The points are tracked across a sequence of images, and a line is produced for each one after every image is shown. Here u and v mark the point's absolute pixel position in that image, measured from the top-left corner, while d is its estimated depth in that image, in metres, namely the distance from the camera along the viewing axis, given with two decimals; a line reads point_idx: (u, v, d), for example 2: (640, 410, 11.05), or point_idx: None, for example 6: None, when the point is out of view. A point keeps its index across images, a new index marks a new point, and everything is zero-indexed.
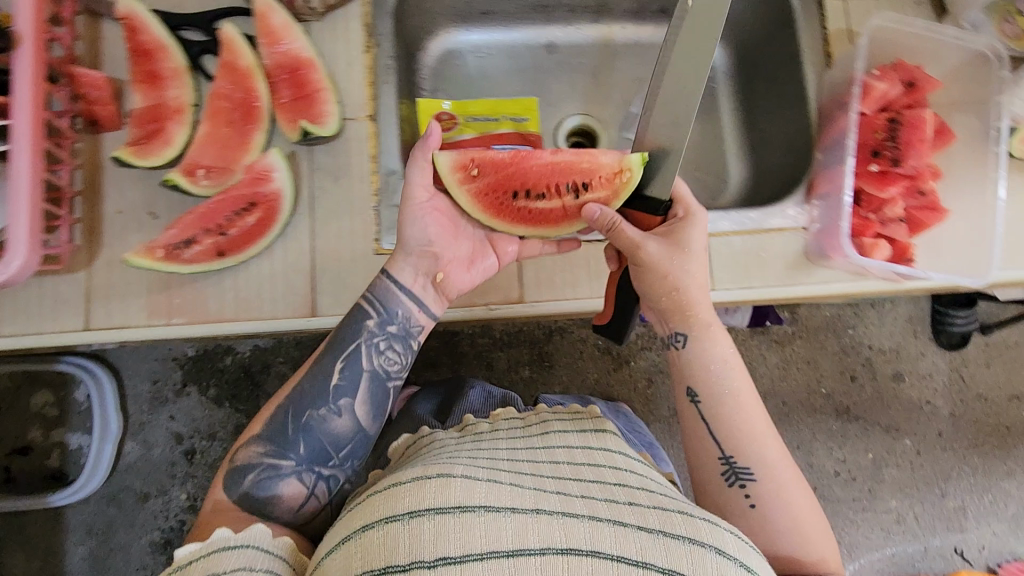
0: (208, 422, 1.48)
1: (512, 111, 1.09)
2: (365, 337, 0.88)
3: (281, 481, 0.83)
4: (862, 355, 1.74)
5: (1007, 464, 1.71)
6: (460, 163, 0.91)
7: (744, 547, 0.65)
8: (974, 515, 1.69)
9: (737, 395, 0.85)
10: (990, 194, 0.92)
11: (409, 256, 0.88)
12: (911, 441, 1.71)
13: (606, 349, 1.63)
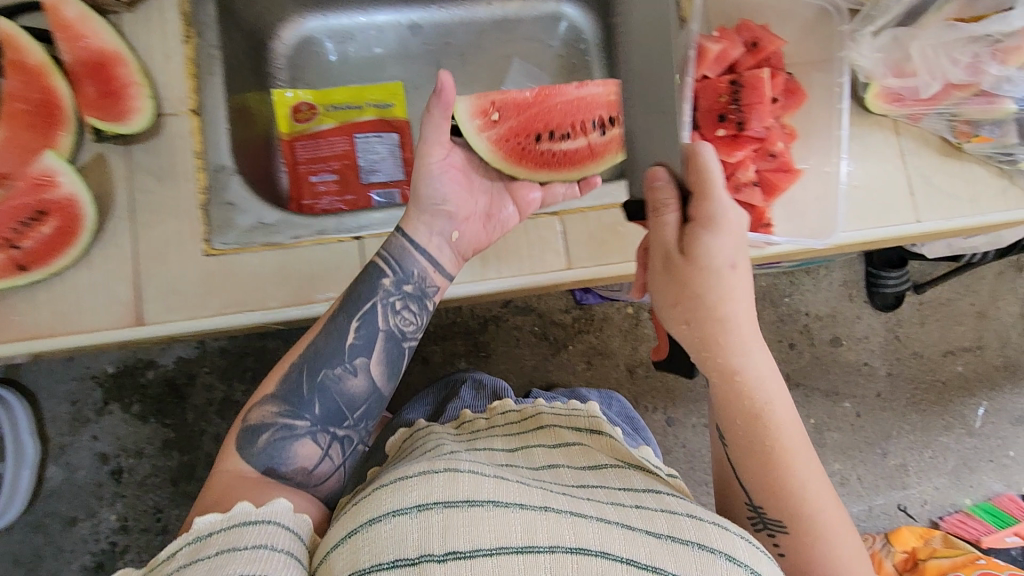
0: (134, 440, 1.43)
1: (375, 97, 1.11)
2: (381, 296, 0.85)
3: (295, 442, 0.78)
4: (799, 323, 1.74)
5: (944, 419, 1.74)
6: (481, 112, 1.00)
7: (764, 560, 0.59)
8: (915, 471, 1.71)
9: (786, 442, 0.72)
10: (835, 155, 0.87)
11: (423, 212, 0.88)
12: (851, 404, 1.73)
13: (542, 334, 1.61)
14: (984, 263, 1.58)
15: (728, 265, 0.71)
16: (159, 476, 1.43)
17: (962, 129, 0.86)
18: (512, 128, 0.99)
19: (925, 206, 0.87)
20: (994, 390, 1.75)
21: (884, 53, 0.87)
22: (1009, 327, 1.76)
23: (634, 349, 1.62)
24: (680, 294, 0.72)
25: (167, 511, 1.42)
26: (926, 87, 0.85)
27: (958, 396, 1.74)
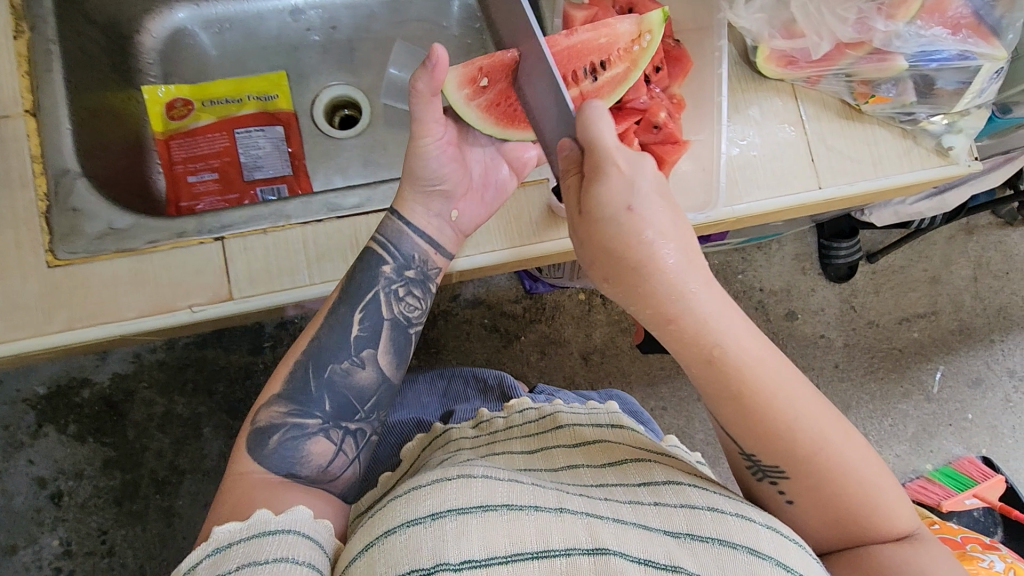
0: (72, 461, 1.35)
1: (260, 87, 0.76)
2: (383, 284, 0.61)
3: (309, 443, 0.57)
4: (753, 299, 1.47)
5: (902, 387, 1.46)
6: (463, 80, 0.61)
7: (792, 549, 0.50)
8: (876, 441, 1.44)
9: (759, 378, 0.52)
10: (715, 124, 0.66)
11: (424, 189, 0.61)
12: (809, 376, 1.45)
13: (492, 326, 1.43)
14: (937, 226, 1.40)
15: (623, 208, 0.52)
16: (103, 496, 1.35)
17: (860, 89, 0.66)
18: (499, 89, 0.61)
19: (828, 172, 0.67)
20: (949, 354, 1.47)
21: (765, 11, 0.66)
22: (963, 291, 1.49)
23: (589, 335, 1.45)
24: (589, 251, 0.55)
25: (112, 533, 1.34)
26: (817, 47, 0.64)
27: (916, 361, 1.46)
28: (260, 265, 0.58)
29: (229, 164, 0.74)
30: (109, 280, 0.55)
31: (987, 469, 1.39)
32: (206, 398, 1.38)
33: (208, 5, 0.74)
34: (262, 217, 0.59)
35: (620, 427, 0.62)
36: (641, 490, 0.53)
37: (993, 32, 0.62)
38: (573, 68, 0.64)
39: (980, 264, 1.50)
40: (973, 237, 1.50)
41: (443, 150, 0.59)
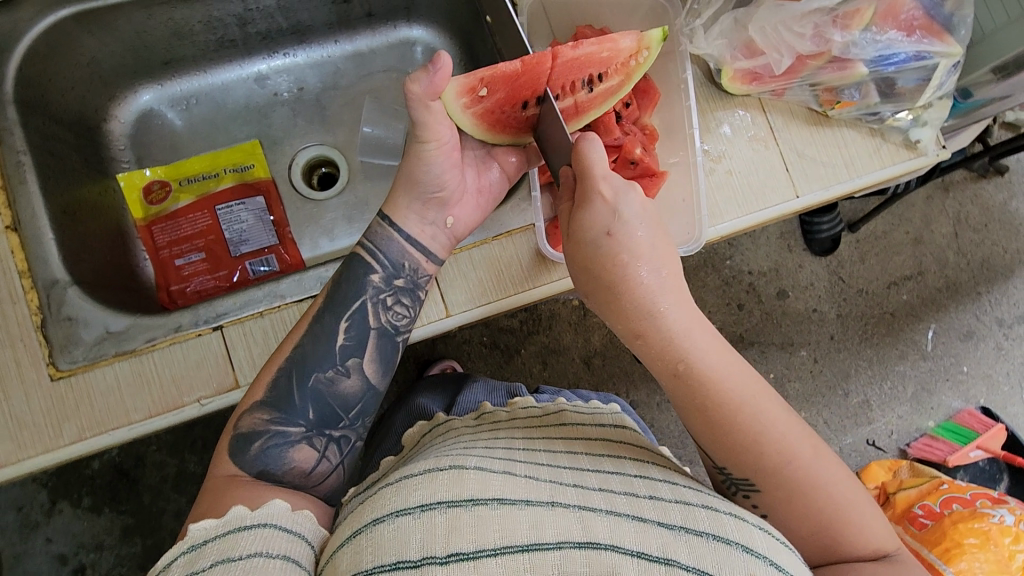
0: (90, 533, 1.34)
1: (229, 157, 0.75)
2: (371, 294, 0.60)
3: (292, 450, 0.55)
4: (744, 283, 1.47)
5: (897, 349, 1.48)
6: (463, 88, 0.57)
7: (784, 550, 0.47)
8: (879, 405, 1.46)
9: (729, 392, 0.53)
10: (688, 149, 0.67)
11: (421, 198, 0.61)
12: (808, 351, 1.47)
13: (492, 343, 1.42)
14: (913, 189, 1.41)
15: (602, 232, 0.55)
16: (124, 563, 1.35)
17: (826, 96, 0.68)
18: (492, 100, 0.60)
19: (803, 181, 0.69)
20: (939, 312, 1.49)
21: (725, 36, 0.67)
22: (945, 249, 1.50)
23: (588, 339, 1.45)
24: (574, 265, 0.58)
25: None
26: (779, 62, 0.65)
27: (908, 322, 1.48)
28: (260, 347, 0.59)
29: (214, 242, 0.73)
30: (112, 386, 0.56)
31: (987, 420, 1.42)
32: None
33: (172, 84, 0.75)
34: (256, 300, 0.60)
35: (623, 428, 0.59)
36: (636, 482, 0.50)
37: (944, 29, 0.64)
38: (572, 78, 0.64)
39: (959, 219, 1.51)
40: (950, 194, 1.51)
41: (447, 159, 0.59)
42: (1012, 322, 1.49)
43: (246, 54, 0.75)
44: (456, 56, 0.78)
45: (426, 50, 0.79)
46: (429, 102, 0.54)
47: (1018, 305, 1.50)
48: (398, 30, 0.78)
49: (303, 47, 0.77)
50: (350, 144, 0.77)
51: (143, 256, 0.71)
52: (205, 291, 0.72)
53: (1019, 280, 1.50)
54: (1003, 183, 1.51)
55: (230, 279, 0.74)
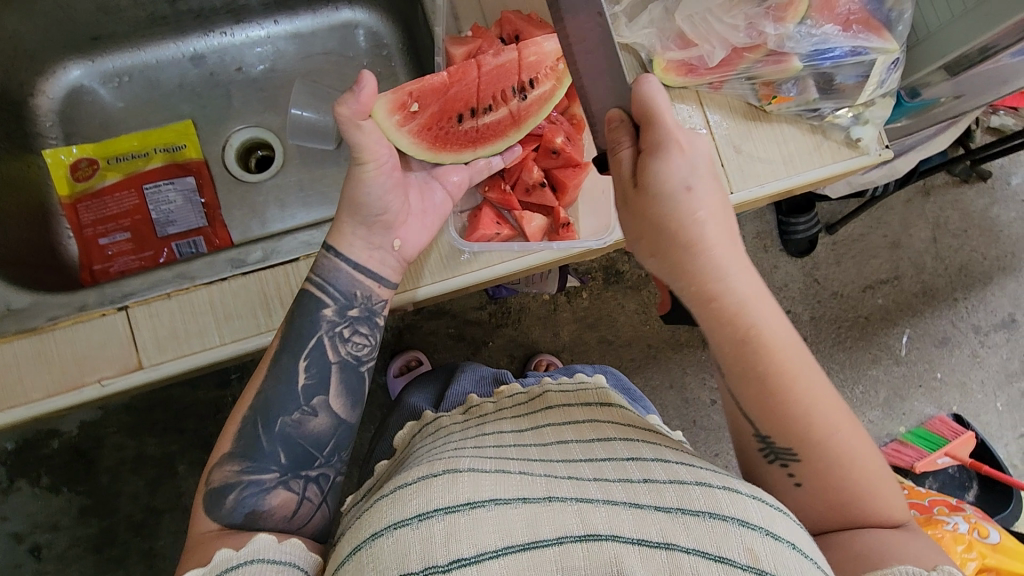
0: (45, 513, 1.32)
1: (159, 137, 0.74)
2: (325, 329, 0.59)
3: (269, 497, 0.55)
4: None
5: (870, 353, 1.40)
6: (392, 105, 0.61)
7: (779, 516, 0.46)
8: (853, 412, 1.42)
9: (789, 359, 0.53)
10: None
11: (364, 222, 0.59)
12: None
13: (457, 334, 1.32)
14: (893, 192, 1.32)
15: (682, 187, 0.53)
16: (82, 544, 1.32)
17: (764, 91, 0.66)
18: (424, 115, 0.63)
19: (739, 177, 0.67)
20: (915, 317, 1.41)
21: (654, 26, 0.66)
22: (923, 253, 1.41)
23: (558, 334, 1.35)
24: (641, 224, 0.55)
25: None
26: (711, 54, 0.64)
27: (882, 327, 1.40)
28: (166, 330, 0.57)
29: (140, 222, 0.73)
30: (14, 363, 0.55)
31: (958, 427, 1.35)
32: (176, 438, 1.33)
33: (104, 60, 0.74)
34: (164, 282, 0.60)
35: (606, 405, 0.61)
36: (630, 465, 0.50)
37: (884, 25, 0.63)
38: (501, 87, 0.66)
39: (937, 225, 1.42)
40: (930, 197, 1.42)
41: (387, 177, 0.58)
42: (988, 330, 1.40)
43: (180, 33, 0.75)
44: (397, 42, 0.77)
45: (368, 34, 0.78)
46: (361, 123, 0.54)
47: (996, 313, 1.40)
48: (338, 14, 0.77)
49: (239, 27, 0.76)
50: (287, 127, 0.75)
51: (67, 235, 0.71)
52: (128, 272, 0.72)
53: (998, 288, 1.40)
54: (986, 188, 1.41)
55: (156, 260, 0.74)
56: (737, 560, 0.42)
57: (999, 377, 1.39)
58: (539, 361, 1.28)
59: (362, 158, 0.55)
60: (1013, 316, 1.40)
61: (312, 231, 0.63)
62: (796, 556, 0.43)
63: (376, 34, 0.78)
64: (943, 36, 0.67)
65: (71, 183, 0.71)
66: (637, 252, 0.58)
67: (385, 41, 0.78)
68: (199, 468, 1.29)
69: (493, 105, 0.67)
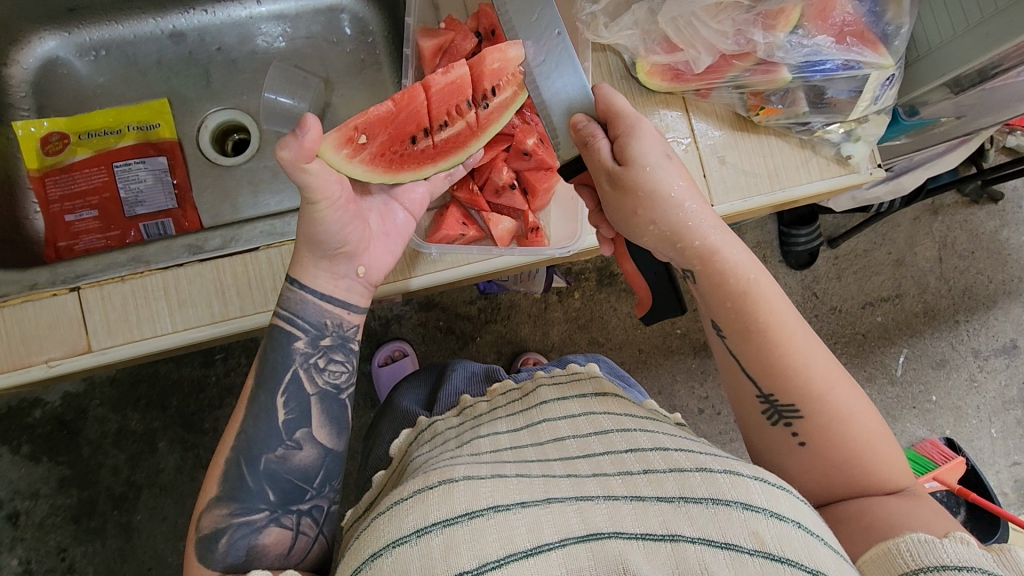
0: (23, 481, 1.15)
1: (132, 115, 0.77)
2: (299, 360, 0.59)
3: (261, 536, 0.55)
4: None
5: (864, 372, 1.31)
6: (340, 140, 0.56)
7: (784, 495, 0.45)
8: None
9: (784, 320, 0.54)
10: None
11: (323, 255, 0.57)
12: None
13: (448, 327, 1.26)
14: (896, 209, 1.23)
15: (664, 155, 0.53)
16: (60, 515, 1.15)
17: (753, 101, 0.64)
18: (375, 142, 0.59)
19: (721, 189, 0.65)
20: (913, 337, 1.31)
21: (638, 27, 0.63)
22: (927, 273, 1.32)
23: (548, 334, 1.28)
24: (637, 198, 0.53)
25: (72, 550, 1.14)
26: (697, 60, 0.61)
27: (879, 344, 1.30)
28: (117, 314, 0.59)
29: (108, 200, 0.76)
30: None
31: (948, 451, 1.25)
32: (161, 413, 1.17)
33: (81, 32, 0.76)
34: (119, 265, 0.60)
35: (605, 395, 0.59)
36: (628, 457, 0.50)
37: (880, 39, 0.61)
38: (455, 102, 0.63)
39: (945, 244, 1.32)
40: (938, 217, 1.32)
41: (343, 212, 0.55)
42: (989, 354, 1.31)
43: (160, 9, 0.77)
44: (383, 28, 0.78)
45: (353, 20, 0.79)
46: (307, 165, 0.49)
47: (998, 338, 1.31)
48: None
49: (221, 6, 0.78)
50: (266, 107, 0.76)
51: (34, 209, 0.74)
52: (93, 249, 0.75)
53: (1001, 313, 1.31)
54: (996, 211, 1.32)
55: (123, 239, 0.77)
56: (744, 545, 0.41)
57: (995, 404, 1.31)
58: (526, 359, 1.22)
59: (314, 197, 0.51)
60: (1015, 341, 1.31)
61: (272, 220, 0.63)
62: (802, 533, 0.42)
63: (358, 22, 0.79)
64: (947, 50, 0.64)
65: (42, 156, 0.75)
66: (637, 231, 0.56)
67: (371, 27, 0.79)
68: (184, 446, 1.17)
69: (448, 119, 0.64)
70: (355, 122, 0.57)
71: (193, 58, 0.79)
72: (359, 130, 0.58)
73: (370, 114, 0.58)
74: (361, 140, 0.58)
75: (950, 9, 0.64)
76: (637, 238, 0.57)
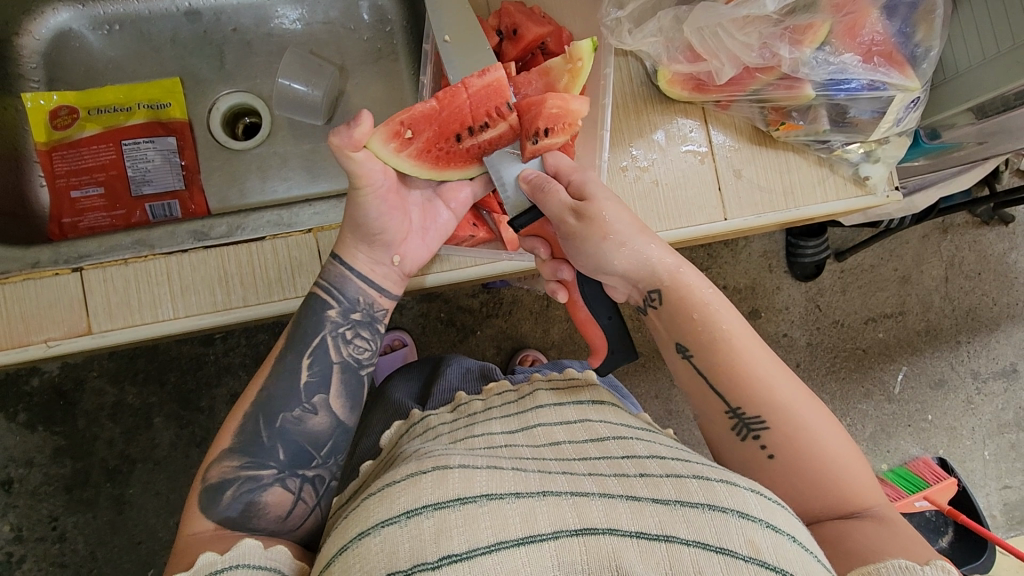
0: (19, 449, 1.14)
1: (142, 94, 0.77)
2: (329, 329, 0.60)
3: (265, 494, 0.55)
4: None
5: (863, 388, 1.30)
6: (388, 134, 0.55)
7: (778, 510, 0.46)
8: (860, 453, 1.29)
9: (744, 339, 0.56)
10: (598, 153, 0.63)
11: (367, 241, 0.59)
12: None
13: (448, 319, 1.25)
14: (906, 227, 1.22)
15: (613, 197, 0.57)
16: (53, 484, 1.15)
17: (773, 116, 0.63)
18: (420, 137, 0.58)
19: (734, 203, 0.64)
20: (914, 355, 1.30)
21: (662, 35, 0.62)
22: (932, 292, 1.30)
23: (548, 332, 1.27)
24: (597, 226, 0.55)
25: (65, 519, 1.15)
26: (720, 71, 0.60)
27: (880, 361, 1.29)
28: (118, 296, 0.59)
29: (115, 178, 0.76)
30: None
31: (940, 471, 1.25)
32: (158, 389, 1.16)
33: (95, 6, 0.76)
34: (122, 248, 0.61)
35: (602, 404, 0.59)
36: (625, 461, 0.49)
37: (908, 61, 0.59)
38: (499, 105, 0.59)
39: (953, 264, 1.30)
40: (947, 236, 1.30)
41: (383, 200, 0.57)
42: (989, 376, 1.30)
43: None
44: (401, 18, 0.78)
45: (371, 7, 0.79)
46: (353, 153, 0.52)
47: (998, 361, 1.30)
48: None
49: None
50: (279, 90, 0.75)
51: (40, 183, 0.74)
52: (98, 228, 0.75)
53: (1003, 336, 1.31)
54: (1007, 233, 1.31)
55: (127, 219, 0.76)
56: (738, 551, 0.41)
57: (992, 426, 1.30)
58: (524, 357, 1.22)
59: (357, 182, 0.54)
60: (1015, 365, 1.31)
61: (280, 211, 0.63)
62: (797, 549, 0.43)
63: (378, 9, 0.79)
64: (974, 77, 0.63)
65: (50, 130, 0.74)
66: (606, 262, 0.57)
67: (389, 17, 0.78)
68: (177, 424, 1.16)
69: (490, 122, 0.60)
70: (401, 117, 0.57)
71: (207, 38, 0.78)
72: (407, 124, 0.57)
73: (417, 109, 0.57)
74: (409, 135, 0.57)
75: (982, 34, 0.62)
76: (610, 268, 0.57)
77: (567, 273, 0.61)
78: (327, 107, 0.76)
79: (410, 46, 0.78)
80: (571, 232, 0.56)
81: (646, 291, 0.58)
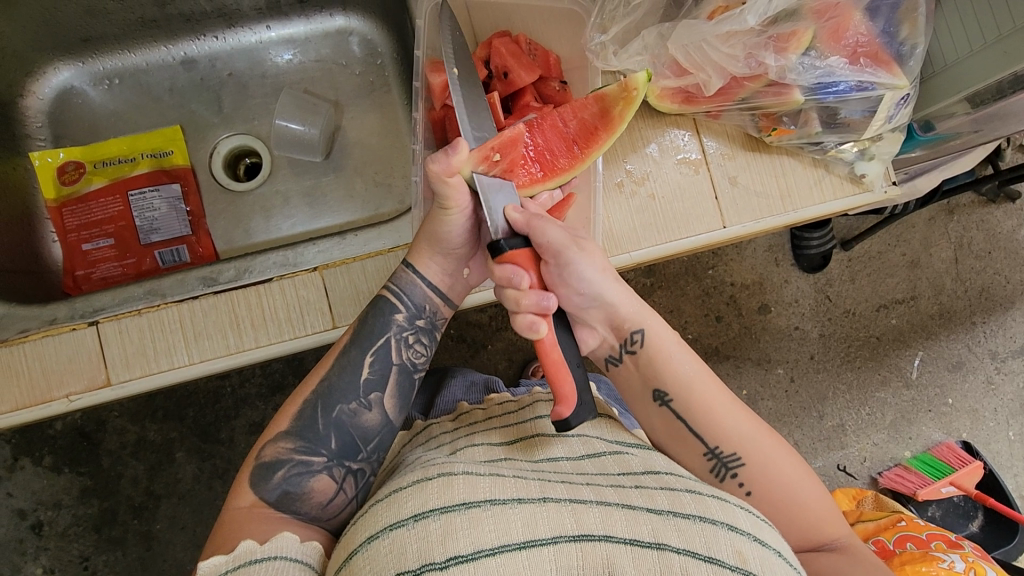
0: (47, 491, 1.16)
1: (144, 144, 0.79)
2: (394, 332, 0.61)
3: (312, 480, 0.56)
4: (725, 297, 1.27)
5: (878, 376, 1.29)
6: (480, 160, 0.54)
7: (764, 526, 0.47)
8: (882, 441, 1.27)
9: (714, 387, 0.57)
10: (592, 173, 0.64)
11: (442, 252, 0.59)
12: (786, 370, 1.27)
13: (459, 334, 1.25)
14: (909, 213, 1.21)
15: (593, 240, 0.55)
16: (82, 524, 1.16)
17: (765, 122, 0.64)
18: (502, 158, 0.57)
19: (732, 211, 0.64)
20: (929, 340, 1.29)
21: (648, 52, 0.62)
22: (943, 274, 1.29)
23: None
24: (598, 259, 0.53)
25: (95, 559, 1.16)
26: (708, 83, 0.61)
27: (894, 348, 1.28)
28: (135, 347, 0.61)
29: (123, 229, 0.78)
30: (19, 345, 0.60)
31: (965, 456, 1.23)
32: (178, 423, 1.18)
33: (94, 62, 0.78)
34: (134, 299, 0.63)
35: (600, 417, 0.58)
36: (622, 476, 0.50)
37: (894, 59, 0.60)
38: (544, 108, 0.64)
39: (961, 245, 1.29)
40: (954, 218, 1.29)
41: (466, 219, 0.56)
42: (1007, 356, 1.29)
43: (172, 37, 0.79)
44: (391, 50, 0.80)
45: (362, 42, 0.80)
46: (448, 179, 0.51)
47: (1015, 339, 1.29)
48: (329, 20, 0.80)
49: (232, 32, 0.80)
50: (276, 127, 0.77)
51: (53, 237, 0.76)
52: (110, 278, 0.77)
53: (1019, 314, 1.29)
54: (1014, 210, 1.29)
55: (138, 267, 0.78)
56: (726, 561, 0.42)
57: (1014, 407, 1.29)
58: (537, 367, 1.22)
59: (446, 205, 0.53)
60: None
61: (285, 251, 0.65)
62: (782, 563, 0.45)
63: (369, 43, 0.80)
64: (963, 68, 0.64)
65: (60, 188, 0.77)
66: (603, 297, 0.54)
67: (380, 50, 0.80)
68: (199, 455, 1.18)
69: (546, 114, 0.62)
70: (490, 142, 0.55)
71: (204, 84, 0.80)
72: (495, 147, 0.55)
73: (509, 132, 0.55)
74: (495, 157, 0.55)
75: (968, 25, 0.63)
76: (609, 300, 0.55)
77: (552, 302, 0.51)
78: (324, 138, 0.78)
79: (402, 75, 0.79)
80: (575, 263, 0.52)
81: (630, 332, 0.56)
